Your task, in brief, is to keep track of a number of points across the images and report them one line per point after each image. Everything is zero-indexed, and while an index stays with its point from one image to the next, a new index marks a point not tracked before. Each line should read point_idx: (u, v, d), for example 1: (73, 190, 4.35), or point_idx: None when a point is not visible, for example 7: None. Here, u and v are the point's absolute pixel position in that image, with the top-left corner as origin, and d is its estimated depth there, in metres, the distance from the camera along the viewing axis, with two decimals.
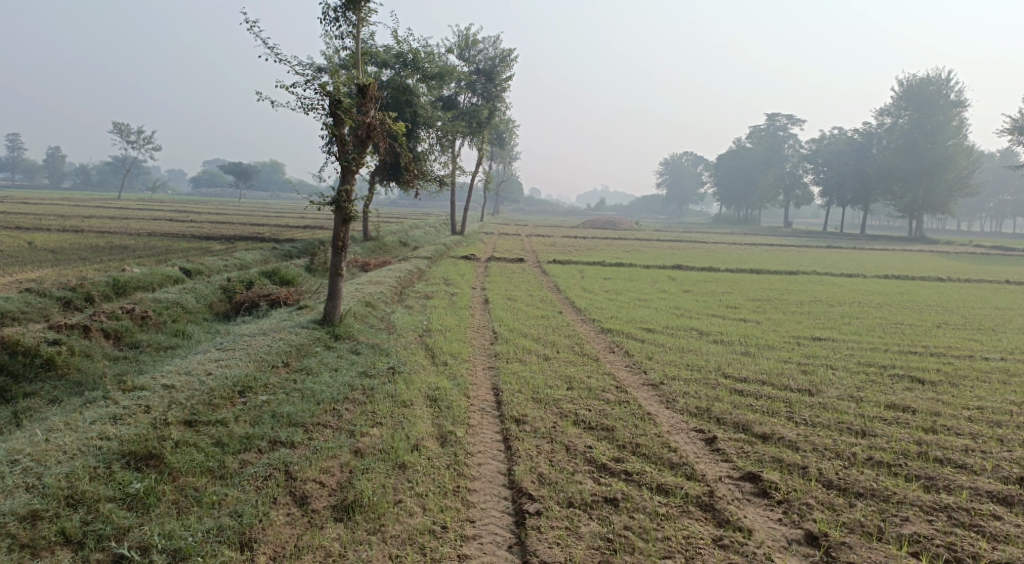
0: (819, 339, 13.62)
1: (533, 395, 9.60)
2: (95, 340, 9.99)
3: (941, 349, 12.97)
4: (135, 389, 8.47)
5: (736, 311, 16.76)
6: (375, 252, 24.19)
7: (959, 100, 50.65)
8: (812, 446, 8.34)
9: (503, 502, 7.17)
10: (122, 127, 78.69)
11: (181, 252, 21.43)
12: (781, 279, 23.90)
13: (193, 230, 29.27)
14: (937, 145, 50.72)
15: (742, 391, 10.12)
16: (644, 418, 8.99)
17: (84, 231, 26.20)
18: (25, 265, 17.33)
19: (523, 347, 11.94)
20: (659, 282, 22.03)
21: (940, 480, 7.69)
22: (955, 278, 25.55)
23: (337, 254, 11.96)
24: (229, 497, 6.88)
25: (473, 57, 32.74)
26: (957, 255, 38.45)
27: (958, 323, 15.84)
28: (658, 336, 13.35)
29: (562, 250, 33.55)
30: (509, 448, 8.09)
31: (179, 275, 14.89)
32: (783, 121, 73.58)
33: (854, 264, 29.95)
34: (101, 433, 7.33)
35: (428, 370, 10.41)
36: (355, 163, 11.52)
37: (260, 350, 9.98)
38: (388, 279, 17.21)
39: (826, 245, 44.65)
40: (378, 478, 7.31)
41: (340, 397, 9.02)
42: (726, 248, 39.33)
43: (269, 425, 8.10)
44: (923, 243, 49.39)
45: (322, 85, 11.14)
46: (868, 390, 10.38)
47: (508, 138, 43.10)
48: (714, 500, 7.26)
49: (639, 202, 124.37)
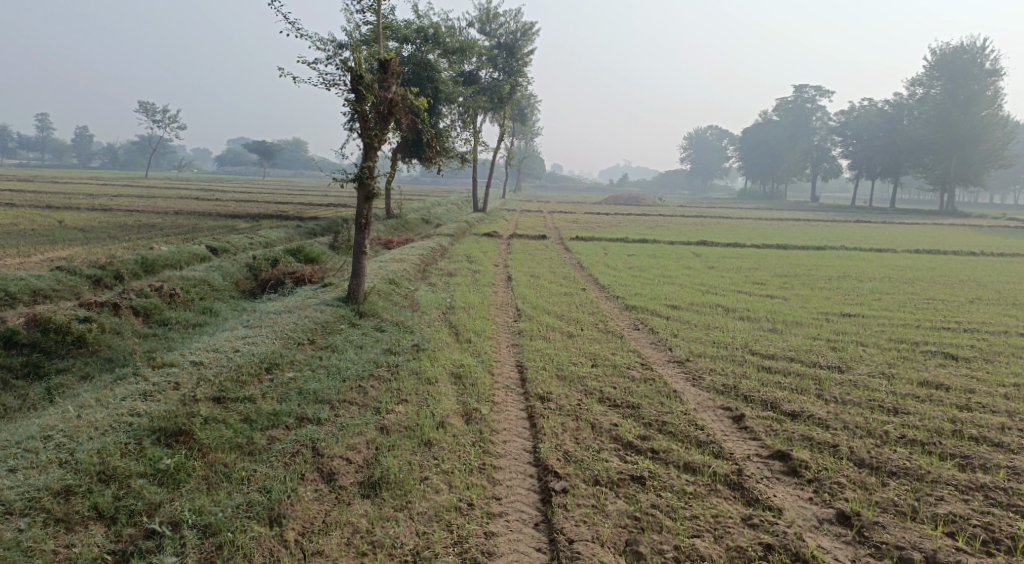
0: (849, 315, 13.38)
1: (558, 372, 9.56)
2: (125, 317, 10.11)
3: (974, 325, 12.67)
4: (164, 365, 8.57)
5: (763, 288, 16.50)
6: (398, 229, 24.22)
7: (995, 69, 49.17)
8: (843, 424, 8.20)
9: (528, 479, 7.16)
10: (147, 106, 79.06)
11: (206, 230, 21.62)
12: (809, 254, 23.49)
13: (218, 208, 29.47)
14: (970, 116, 49.45)
15: (770, 368, 9.99)
16: (670, 396, 8.90)
17: (112, 210, 26.50)
18: (56, 243, 17.60)
19: (547, 325, 11.87)
20: (684, 258, 21.77)
21: (976, 459, 7.53)
22: (989, 252, 24.93)
23: (360, 232, 11.94)
24: (258, 473, 6.94)
25: (495, 30, 32.33)
26: (989, 228, 37.63)
27: (993, 298, 15.45)
28: (684, 312, 13.19)
29: (585, 226, 33.33)
30: (535, 425, 8.06)
31: (206, 253, 15.01)
32: (810, 93, 72.00)
33: (884, 239, 29.36)
34: (131, 409, 7.42)
35: (452, 347, 10.39)
36: (377, 139, 11.42)
37: (286, 328, 10.05)
38: (411, 257, 17.21)
39: (855, 219, 43.84)
40: (404, 454, 7.33)
41: (365, 374, 9.05)
42: (752, 223, 38.82)
43: (297, 402, 8.14)
44: (955, 216, 48.32)
45: (344, 60, 11.05)
46: (899, 366, 10.19)
47: (530, 112, 42.68)
48: (743, 478, 7.18)
49: (663, 177, 122.95)
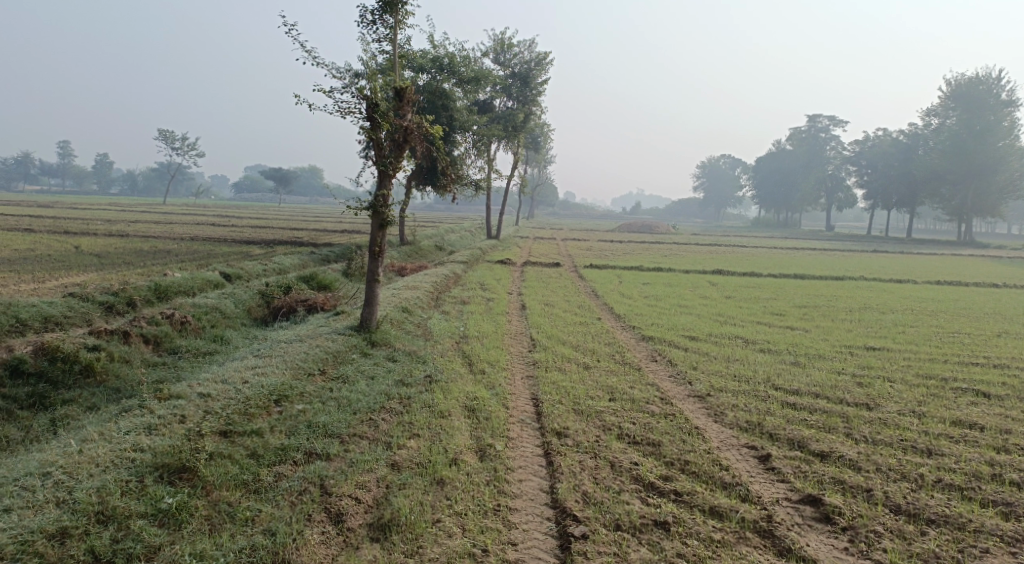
0: (873, 349, 12.98)
1: (575, 406, 9.24)
2: (135, 345, 9.93)
3: (1003, 360, 12.25)
4: (171, 397, 8.33)
5: (782, 319, 16.10)
6: (411, 256, 24.07)
7: (1011, 100, 48.83)
8: (875, 466, 7.82)
9: (546, 523, 6.84)
10: (167, 133, 80.19)
11: (221, 256, 21.54)
12: (828, 285, 23.09)
13: (234, 234, 29.52)
14: (987, 146, 49.00)
15: (795, 405, 9.61)
16: (692, 433, 8.56)
17: (129, 236, 26.55)
18: (70, 269, 17.55)
19: (562, 356, 11.57)
20: (700, 287, 21.45)
21: (1019, 507, 7.12)
22: (1012, 284, 24.41)
23: (373, 260, 11.75)
24: (263, 514, 6.68)
25: (509, 60, 32.50)
26: (1009, 259, 37.08)
27: (1020, 332, 15.02)
28: (702, 344, 12.84)
29: (599, 254, 33.05)
30: (552, 463, 7.74)
31: (219, 279, 14.86)
32: (824, 123, 71.84)
33: (903, 270, 28.92)
34: (135, 444, 7.18)
35: (466, 379, 10.10)
36: (392, 167, 11.31)
37: (296, 358, 9.80)
38: (424, 284, 17.02)
39: (872, 249, 43.34)
40: (416, 494, 7.02)
41: (377, 406, 8.78)
42: (767, 252, 38.46)
43: (305, 436, 7.88)
44: (972, 247, 47.76)
45: (360, 88, 10.97)
46: (929, 404, 9.78)
47: (544, 141, 42.79)
48: (773, 525, 6.82)
49: (677, 206, 122.93)
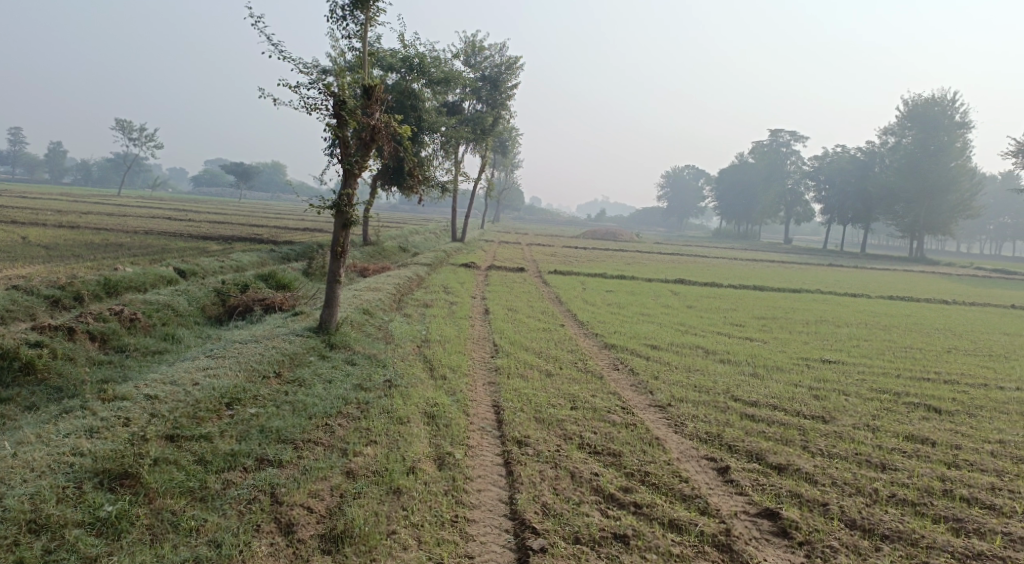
0: (829, 361, 13.16)
1: (536, 414, 9.12)
2: (80, 343, 9.52)
3: (953, 376, 12.51)
4: (116, 398, 7.98)
5: (742, 330, 16.23)
6: (374, 257, 23.74)
7: (964, 122, 50.41)
8: (831, 480, 7.88)
9: (504, 535, 6.71)
10: (125, 124, 77.93)
11: (177, 252, 20.92)
12: (786, 297, 23.42)
13: (191, 229, 28.77)
14: (939, 166, 50.48)
15: (753, 416, 9.64)
16: (652, 444, 8.51)
17: (80, 227, 25.66)
18: (15, 260, 16.83)
19: (524, 362, 11.46)
20: (662, 296, 21.57)
21: (970, 523, 7.23)
22: (961, 301, 25.09)
23: (334, 260, 11.47)
24: (209, 524, 6.43)
25: (479, 63, 32.37)
26: (957, 276, 38.17)
27: (969, 349, 15.39)
28: (663, 353, 12.85)
29: (563, 260, 33.07)
30: (511, 472, 7.61)
31: (173, 275, 14.39)
32: (786, 138, 73.26)
33: (858, 284, 29.52)
34: (74, 448, 6.86)
35: (426, 384, 9.90)
36: (358, 166, 11.09)
37: (251, 359, 9.48)
38: (386, 286, 16.75)
39: (828, 263, 44.24)
40: (371, 504, 6.82)
41: (333, 411, 8.54)
42: (727, 262, 38.93)
43: (257, 441, 7.62)
44: (923, 264, 49.13)
45: (327, 84, 10.72)
46: (884, 419, 9.91)
47: (512, 145, 42.72)
48: (731, 540, 6.80)
49: (640, 214, 124.12)
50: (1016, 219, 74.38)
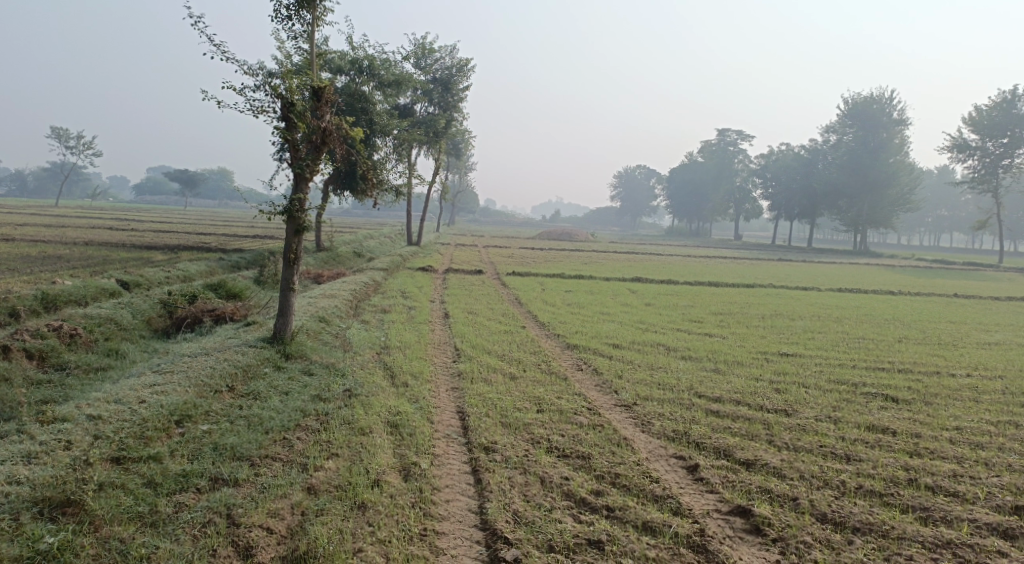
0: (787, 355, 13.28)
1: (502, 419, 8.91)
2: (16, 361, 8.97)
3: (907, 365, 12.75)
4: (56, 421, 7.50)
5: (700, 326, 16.30)
6: (328, 263, 23.21)
7: (901, 119, 52.13)
8: (799, 474, 7.87)
9: (475, 547, 6.50)
10: (61, 131, 74.70)
11: (120, 263, 20.07)
12: (741, 292, 23.70)
13: (135, 239, 27.69)
14: (879, 162, 52.05)
15: (718, 412, 9.61)
16: (620, 445, 8.39)
17: (15, 240, 24.46)
18: None
19: (487, 366, 11.25)
20: (621, 295, 21.60)
21: (937, 511, 7.29)
22: (907, 291, 25.76)
23: (287, 267, 11.05)
24: (161, 551, 6.06)
25: (429, 65, 32.01)
26: (900, 268, 39.34)
27: (918, 338, 15.74)
28: (626, 352, 12.79)
29: (520, 261, 32.90)
30: (480, 481, 7.39)
31: (116, 287, 13.74)
32: (733, 136, 74.61)
33: (809, 278, 30.08)
34: (9, 476, 6.42)
35: (387, 392, 9.60)
36: (309, 170, 10.72)
37: (201, 373, 9.04)
38: (342, 292, 16.33)
39: (778, 258, 45.14)
40: (334, 521, 6.53)
41: (291, 425, 8.19)
42: (682, 260, 39.36)
43: (211, 459, 7.24)
44: (867, 256, 50.54)
45: (274, 86, 10.33)
46: (844, 410, 9.99)
47: (465, 147, 42.39)
48: (706, 540, 6.72)
49: (595, 215, 125.10)
50: (952, 211, 77.45)
